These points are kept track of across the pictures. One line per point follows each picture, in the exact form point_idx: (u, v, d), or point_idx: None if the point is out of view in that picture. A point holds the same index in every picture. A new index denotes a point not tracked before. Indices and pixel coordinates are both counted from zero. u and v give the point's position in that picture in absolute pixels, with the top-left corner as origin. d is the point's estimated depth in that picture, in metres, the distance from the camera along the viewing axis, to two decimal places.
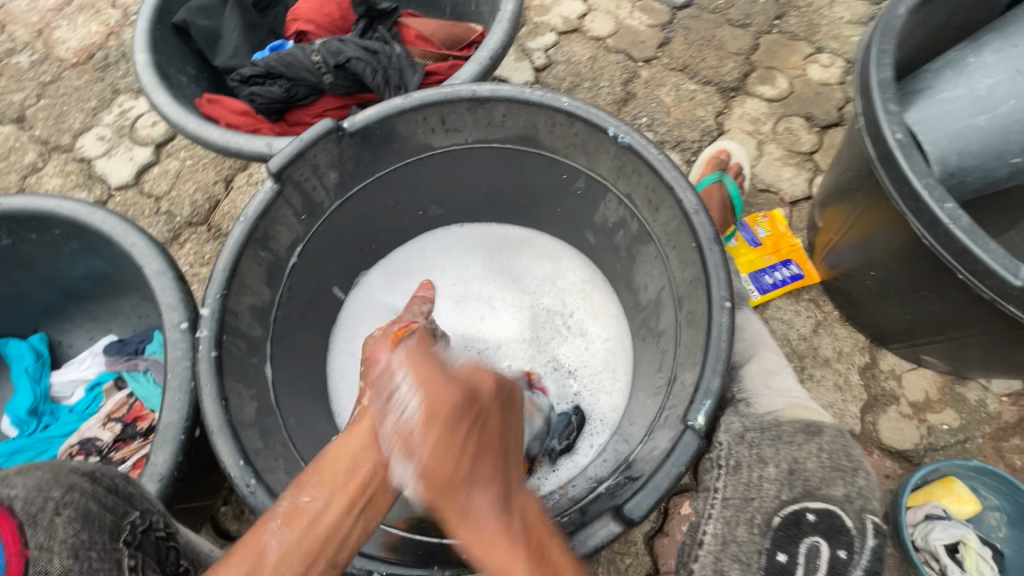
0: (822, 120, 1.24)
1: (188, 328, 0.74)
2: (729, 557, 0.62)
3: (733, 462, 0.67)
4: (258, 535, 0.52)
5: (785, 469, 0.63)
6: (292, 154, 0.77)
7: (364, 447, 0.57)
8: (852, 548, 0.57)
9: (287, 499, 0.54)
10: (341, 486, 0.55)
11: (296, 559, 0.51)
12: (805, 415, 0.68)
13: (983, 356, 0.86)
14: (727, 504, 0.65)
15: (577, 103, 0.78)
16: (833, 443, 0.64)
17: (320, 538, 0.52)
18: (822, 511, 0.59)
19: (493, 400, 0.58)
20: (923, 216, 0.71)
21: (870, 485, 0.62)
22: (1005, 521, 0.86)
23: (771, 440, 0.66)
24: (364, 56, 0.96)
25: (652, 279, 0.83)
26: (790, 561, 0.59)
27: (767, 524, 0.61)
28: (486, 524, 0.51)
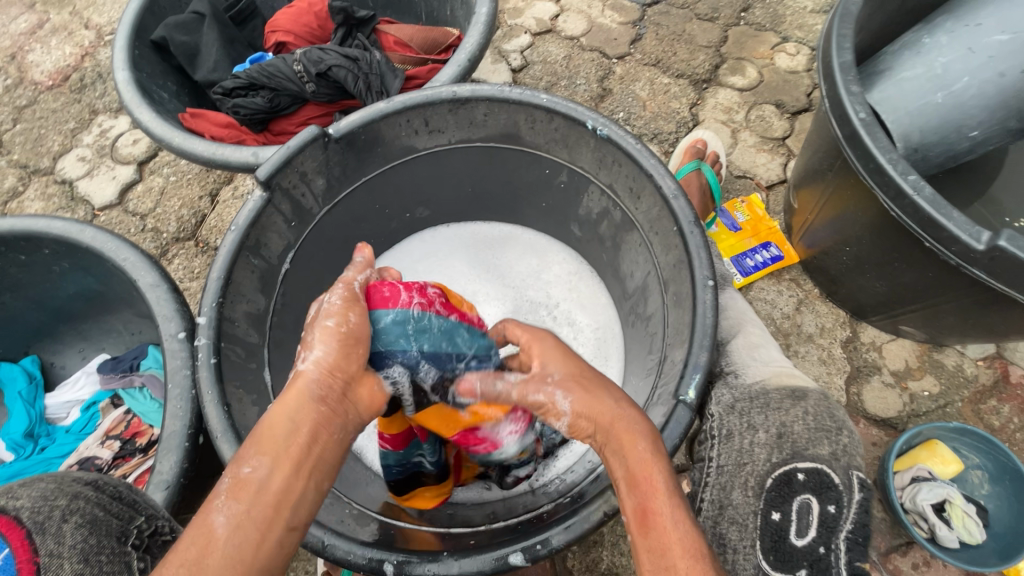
0: (792, 106, 1.28)
1: (186, 338, 0.74)
2: (727, 521, 0.65)
3: (725, 432, 0.69)
4: (203, 516, 0.48)
5: (774, 433, 0.65)
6: (280, 162, 0.78)
7: (300, 407, 0.54)
8: (841, 503, 0.58)
9: (228, 475, 0.50)
10: (283, 452, 0.51)
11: (250, 530, 0.47)
12: (790, 381, 0.70)
13: (955, 322, 0.90)
14: (722, 471, 0.67)
15: (555, 99, 0.80)
16: (819, 407, 0.67)
17: (271, 505, 0.49)
18: (811, 469, 0.60)
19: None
20: (890, 189, 0.74)
21: (853, 443, 0.63)
22: (986, 478, 0.89)
23: (760, 407, 0.68)
24: (345, 63, 0.98)
25: (638, 265, 0.86)
26: (783, 519, 0.60)
27: (761, 486, 0.63)
28: (632, 419, 0.55)
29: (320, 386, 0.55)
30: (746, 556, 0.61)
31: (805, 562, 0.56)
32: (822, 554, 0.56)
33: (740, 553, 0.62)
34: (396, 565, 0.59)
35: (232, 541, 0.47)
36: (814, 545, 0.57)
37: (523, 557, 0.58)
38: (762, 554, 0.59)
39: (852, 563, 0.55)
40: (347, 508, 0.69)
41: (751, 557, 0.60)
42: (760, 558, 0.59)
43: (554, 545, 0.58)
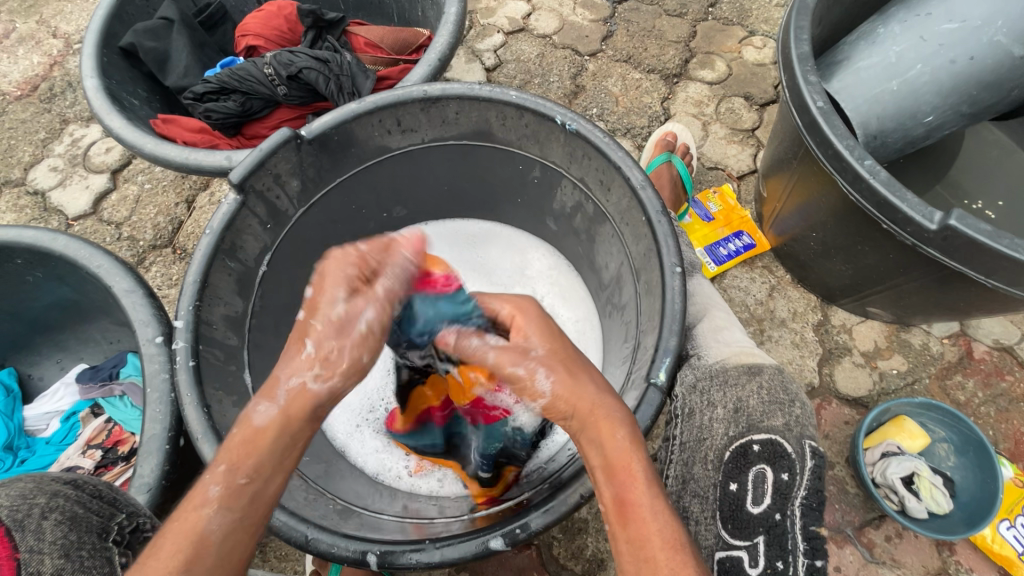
0: (760, 98, 1.31)
1: (163, 342, 0.75)
2: (689, 495, 0.68)
3: (686, 410, 0.72)
4: (193, 521, 0.48)
5: (731, 408, 0.69)
6: (252, 165, 0.79)
7: (302, 421, 0.54)
8: (793, 470, 0.62)
9: (220, 484, 0.50)
10: (281, 462, 0.53)
11: (241, 538, 0.50)
12: (747, 359, 0.73)
13: (919, 302, 0.93)
14: (684, 447, 0.71)
15: (524, 96, 0.81)
16: (773, 380, 0.70)
17: (263, 511, 0.51)
18: (765, 441, 0.65)
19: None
20: (848, 174, 0.77)
21: (805, 414, 0.67)
22: (953, 451, 0.93)
23: (719, 384, 0.71)
24: (315, 65, 0.98)
25: (612, 256, 0.88)
26: (741, 488, 0.64)
27: (720, 460, 0.67)
28: (610, 409, 0.55)
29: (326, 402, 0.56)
30: (707, 525, 0.64)
31: (761, 528, 0.60)
32: (778, 520, 0.60)
33: (702, 524, 0.65)
34: (379, 555, 0.60)
35: (223, 547, 0.49)
36: (769, 512, 0.61)
37: (503, 541, 0.59)
38: (722, 523, 0.63)
39: (806, 526, 0.59)
40: (330, 504, 0.70)
41: (712, 527, 0.64)
42: (719, 528, 0.63)
43: (533, 529, 0.60)
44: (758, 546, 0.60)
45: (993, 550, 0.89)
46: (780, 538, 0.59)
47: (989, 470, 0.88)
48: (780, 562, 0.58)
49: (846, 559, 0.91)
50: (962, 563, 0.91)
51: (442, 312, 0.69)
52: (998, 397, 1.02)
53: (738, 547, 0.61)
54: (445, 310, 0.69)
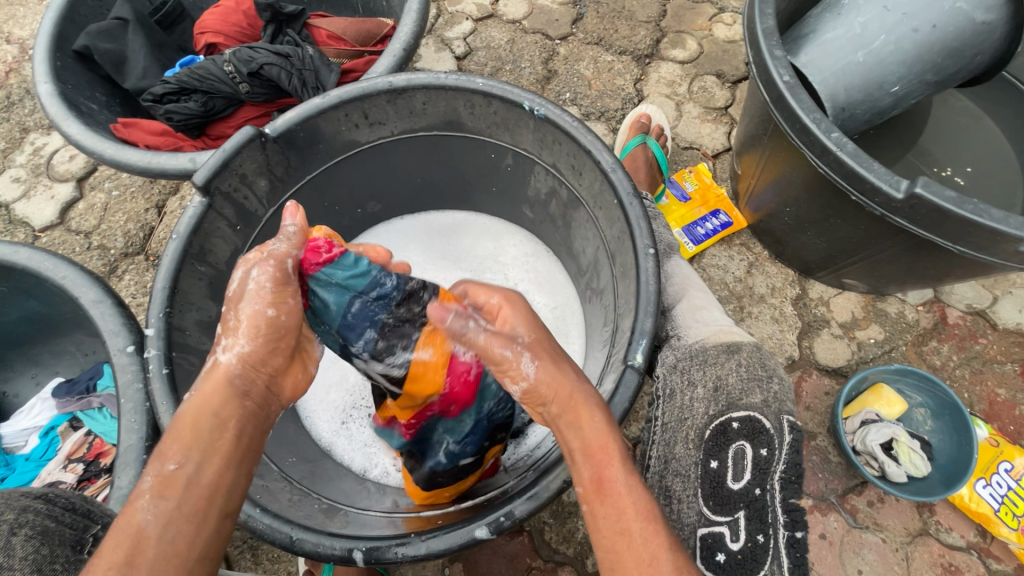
0: (732, 76, 1.30)
1: (135, 351, 0.73)
2: (671, 474, 0.69)
3: (668, 391, 0.73)
4: (129, 515, 0.47)
5: (710, 387, 0.69)
6: (217, 165, 0.77)
7: (229, 403, 0.53)
8: (772, 446, 0.63)
9: (151, 474, 0.49)
10: (211, 445, 0.51)
11: (182, 525, 0.48)
12: (728, 338, 0.73)
13: (893, 272, 0.94)
14: (666, 427, 0.72)
15: (491, 83, 0.80)
16: (752, 358, 0.71)
17: (202, 499, 0.49)
18: (744, 417, 0.66)
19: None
20: (816, 147, 0.78)
21: (783, 390, 0.69)
22: (929, 415, 0.95)
23: (698, 364, 0.72)
24: (276, 60, 0.96)
25: (588, 241, 0.88)
26: (721, 465, 0.65)
27: (700, 438, 0.68)
28: (590, 393, 0.56)
29: (243, 377, 0.55)
30: (689, 503, 0.66)
31: (741, 504, 0.62)
32: (758, 495, 0.61)
33: (684, 501, 0.66)
34: (364, 552, 0.60)
35: (161, 538, 0.46)
36: (750, 487, 0.62)
37: (487, 530, 0.59)
38: (703, 500, 0.64)
39: (785, 499, 0.60)
40: (315, 504, 0.70)
41: (694, 504, 0.65)
42: (701, 504, 0.64)
43: (518, 517, 0.60)
44: (739, 521, 0.61)
45: (971, 509, 0.91)
46: (760, 512, 0.60)
47: (964, 431, 0.90)
48: (760, 534, 0.60)
49: (830, 525, 0.93)
50: (941, 523, 0.93)
51: (344, 286, 0.65)
52: (972, 360, 1.04)
53: (720, 522, 0.62)
54: (343, 284, 0.65)
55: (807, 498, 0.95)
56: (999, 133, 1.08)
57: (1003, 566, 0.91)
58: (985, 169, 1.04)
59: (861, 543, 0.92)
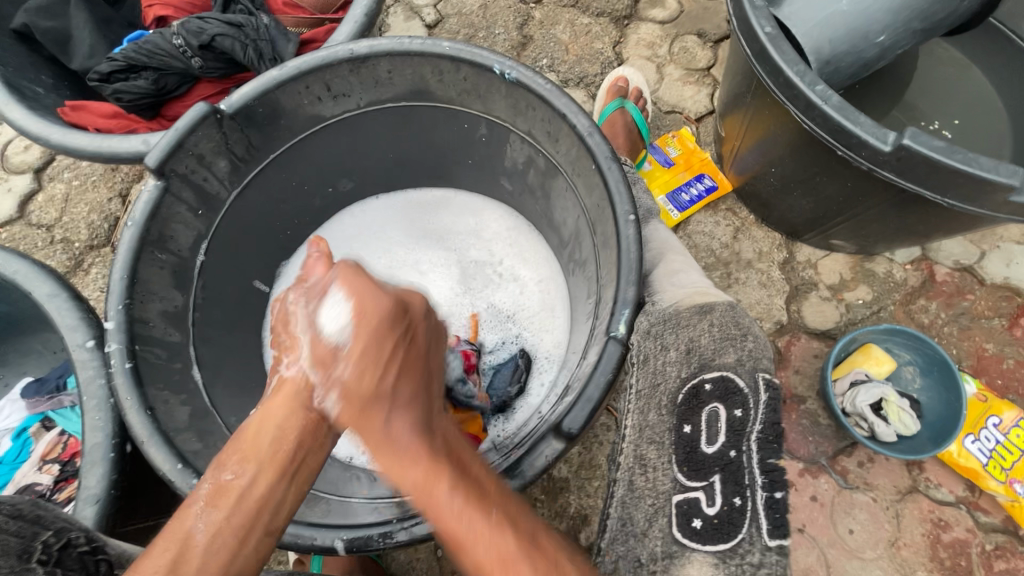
0: (714, 34, 1.25)
1: (96, 346, 0.71)
2: (647, 442, 0.69)
3: (642, 356, 0.73)
4: (182, 520, 0.51)
5: (683, 350, 0.69)
6: (169, 147, 0.73)
7: (287, 415, 0.57)
8: (747, 406, 0.62)
9: (210, 481, 0.53)
10: (265, 458, 0.55)
11: (225, 542, 0.50)
12: (703, 299, 0.70)
13: (881, 230, 0.92)
14: (640, 395, 0.72)
15: (458, 46, 0.76)
16: (726, 317, 0.68)
17: (252, 510, 0.52)
18: (717, 379, 0.65)
19: (422, 319, 0.61)
20: (800, 102, 0.75)
21: (760, 346, 0.66)
22: (918, 373, 0.94)
23: (672, 327, 0.71)
24: (228, 31, 0.90)
25: (568, 211, 0.85)
26: (695, 430, 0.65)
27: (674, 404, 0.69)
28: (403, 445, 0.55)
29: (305, 392, 0.59)
30: (664, 471, 0.66)
31: (717, 467, 0.62)
32: (733, 457, 0.61)
33: (659, 469, 0.67)
34: (345, 541, 0.59)
35: (211, 544, 0.50)
36: (724, 450, 0.62)
37: None
38: (677, 467, 0.65)
39: (763, 461, 0.59)
40: None
41: (669, 472, 0.66)
42: (676, 471, 0.65)
43: None
44: (714, 484, 0.61)
45: (960, 465, 0.91)
46: (735, 474, 0.61)
47: (953, 388, 0.90)
48: (737, 498, 0.60)
49: (821, 487, 0.93)
50: (931, 480, 0.93)
51: None
52: (960, 316, 1.03)
53: (695, 488, 0.63)
54: None
55: (797, 462, 0.95)
56: (986, 83, 1.05)
57: (991, 519, 0.91)
58: (972, 121, 1.02)
59: (851, 503, 0.93)
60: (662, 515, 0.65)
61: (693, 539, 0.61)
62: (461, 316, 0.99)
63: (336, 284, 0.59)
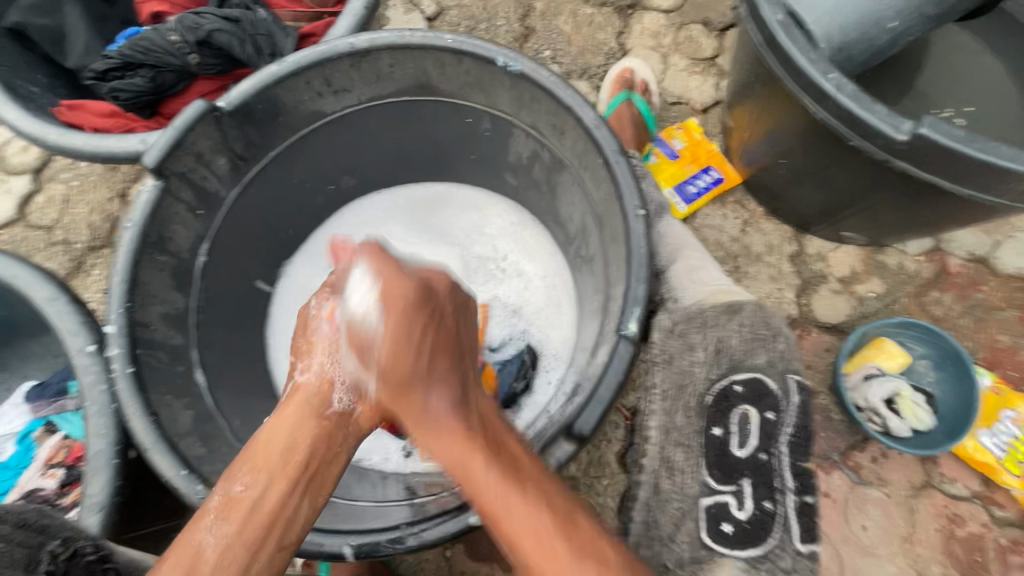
0: (719, 23, 1.23)
1: (97, 350, 0.70)
2: (672, 444, 0.69)
3: (666, 355, 0.71)
4: (192, 537, 0.50)
5: (713, 350, 0.70)
6: (169, 144, 0.71)
7: (298, 424, 0.57)
8: (777, 409, 0.67)
9: (219, 493, 0.52)
10: (277, 469, 0.53)
11: (240, 550, 0.50)
12: (726, 298, 0.70)
13: (894, 221, 0.90)
14: (665, 396, 0.70)
15: (460, 38, 0.74)
16: (755, 317, 0.70)
17: (262, 524, 0.51)
18: (749, 380, 0.69)
19: (448, 303, 0.61)
20: (813, 91, 0.73)
21: (789, 348, 0.70)
22: (932, 366, 0.93)
23: (699, 326, 0.69)
24: (225, 26, 0.89)
25: (574, 206, 0.83)
26: (725, 433, 0.68)
27: (701, 406, 0.70)
28: (439, 418, 0.56)
29: (319, 395, 0.60)
30: (693, 475, 0.67)
31: (746, 470, 0.67)
32: (763, 459, 0.67)
33: (687, 473, 0.67)
34: (354, 547, 0.58)
35: (222, 559, 0.49)
36: (756, 454, 0.67)
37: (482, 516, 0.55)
38: (708, 471, 0.68)
39: (792, 462, 0.67)
40: None
41: (698, 476, 0.67)
42: (705, 475, 0.67)
43: None
44: (746, 489, 0.66)
45: (975, 459, 0.90)
46: (767, 476, 0.66)
47: (968, 380, 0.88)
48: (768, 501, 0.65)
49: (834, 483, 0.92)
50: (945, 474, 0.92)
51: None
52: (974, 308, 1.01)
53: (725, 492, 0.66)
54: None
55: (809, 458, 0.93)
56: (1000, 70, 1.02)
57: (1006, 514, 0.90)
58: (987, 108, 1.00)
59: (865, 499, 0.91)
60: (690, 519, 0.66)
61: (724, 544, 0.64)
62: None
63: (369, 265, 0.60)
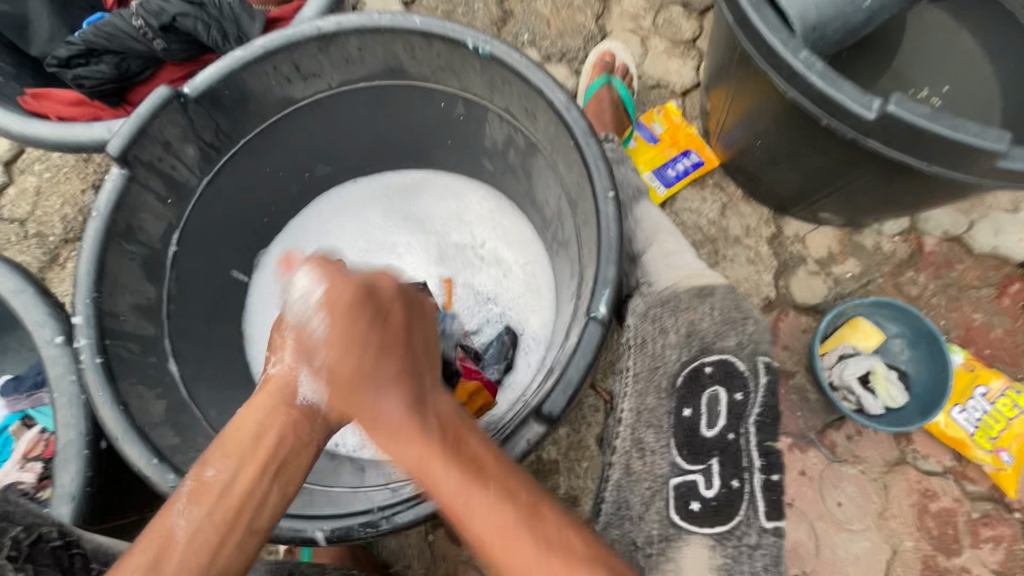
0: (699, 4, 1.21)
1: (65, 342, 0.70)
2: (644, 426, 0.68)
3: (639, 339, 0.70)
4: (163, 519, 0.51)
5: (683, 333, 0.68)
6: (132, 134, 0.70)
7: (269, 414, 0.57)
8: (747, 389, 0.63)
9: (191, 478, 0.53)
10: (248, 455, 0.54)
11: (210, 532, 0.51)
12: (699, 281, 0.71)
13: (869, 202, 0.91)
14: (638, 379, 0.70)
15: (430, 20, 0.73)
16: (725, 300, 0.69)
17: (231, 510, 0.52)
18: (717, 361, 0.66)
19: (368, 323, 0.56)
20: (784, 71, 0.73)
21: (760, 329, 0.67)
22: (906, 344, 0.94)
23: (671, 309, 0.69)
24: (189, 10, 0.88)
25: (550, 190, 0.82)
26: (694, 413, 0.66)
27: (672, 387, 0.68)
28: (392, 421, 0.54)
29: (289, 385, 0.58)
30: (661, 455, 0.66)
31: (716, 450, 0.63)
32: (731, 440, 0.63)
33: (658, 452, 0.66)
34: (327, 531, 0.59)
35: (191, 544, 0.50)
36: (724, 433, 0.63)
37: None
38: (677, 450, 0.65)
39: (761, 442, 0.62)
40: None
41: (666, 455, 0.66)
42: (674, 454, 0.65)
43: None
44: (713, 467, 0.63)
45: (948, 435, 0.92)
46: (735, 457, 0.62)
47: (939, 358, 0.90)
48: (735, 480, 0.61)
49: (810, 462, 0.94)
50: (918, 450, 0.93)
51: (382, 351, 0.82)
52: (949, 287, 1.02)
53: (693, 471, 0.64)
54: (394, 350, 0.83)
55: (786, 437, 0.95)
56: (976, 48, 1.02)
57: (977, 488, 0.92)
58: (962, 88, 1.00)
59: (840, 477, 0.93)
60: (659, 498, 0.65)
61: (690, 521, 0.62)
62: (433, 285, 0.99)
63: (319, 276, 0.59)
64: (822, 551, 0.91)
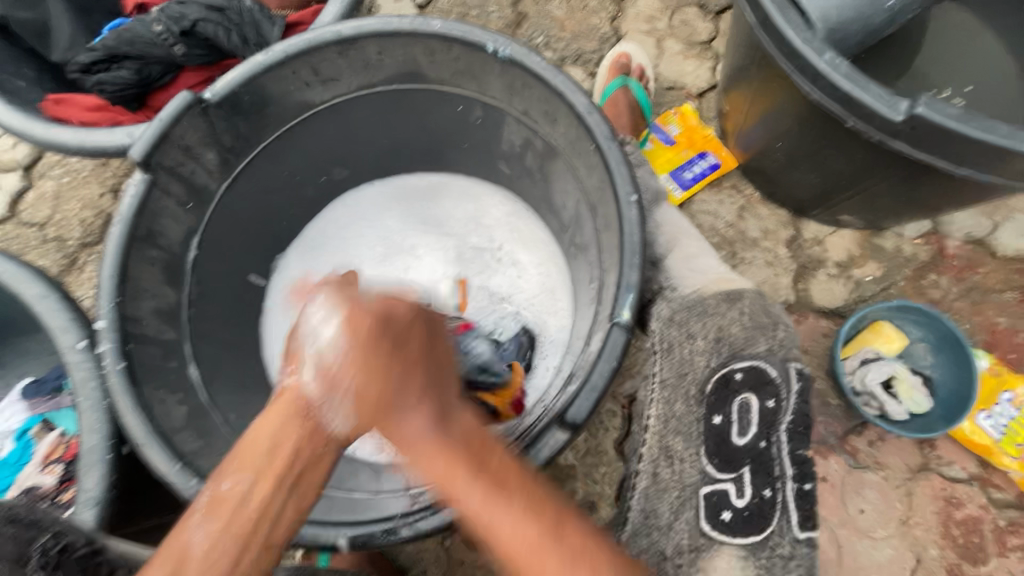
0: (714, 5, 1.20)
1: (88, 347, 0.70)
2: (672, 433, 0.67)
3: (665, 345, 0.70)
4: (180, 535, 0.49)
5: (712, 338, 0.68)
6: (153, 139, 0.70)
7: (283, 425, 0.53)
8: (779, 396, 0.64)
9: (207, 491, 0.51)
10: (264, 468, 0.51)
11: (227, 546, 0.49)
12: (728, 286, 0.70)
13: (892, 205, 0.90)
14: (665, 385, 0.69)
15: (450, 24, 0.72)
16: (754, 305, 0.68)
17: (248, 523, 0.50)
18: (749, 368, 0.66)
19: (401, 335, 0.58)
20: (808, 72, 0.72)
21: (791, 335, 0.67)
22: (930, 349, 0.92)
23: (698, 315, 0.69)
24: (211, 16, 0.88)
25: (568, 194, 0.82)
26: (724, 421, 0.65)
27: (701, 393, 0.68)
28: (419, 439, 0.53)
29: (301, 404, 0.55)
30: (692, 462, 0.65)
31: (747, 458, 0.63)
32: (763, 448, 0.63)
33: (686, 460, 0.66)
34: (349, 537, 0.59)
35: (207, 559, 0.48)
36: (755, 442, 0.63)
37: None
38: (707, 458, 0.65)
39: (794, 451, 0.62)
40: None
41: (697, 463, 0.65)
42: (705, 462, 0.65)
43: None
44: (744, 476, 0.62)
45: (973, 441, 0.90)
46: (767, 465, 0.62)
47: (965, 363, 0.88)
48: (768, 489, 0.61)
49: (831, 468, 0.92)
50: (942, 457, 0.92)
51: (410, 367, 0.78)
52: (972, 291, 1.01)
53: (724, 480, 0.63)
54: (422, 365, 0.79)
55: (807, 442, 0.93)
56: (999, 47, 1.01)
57: (1003, 495, 0.90)
58: (986, 88, 0.98)
59: (862, 483, 0.92)
60: (688, 506, 0.64)
61: (722, 531, 0.61)
62: (445, 287, 0.98)
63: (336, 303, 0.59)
64: (844, 558, 0.89)
